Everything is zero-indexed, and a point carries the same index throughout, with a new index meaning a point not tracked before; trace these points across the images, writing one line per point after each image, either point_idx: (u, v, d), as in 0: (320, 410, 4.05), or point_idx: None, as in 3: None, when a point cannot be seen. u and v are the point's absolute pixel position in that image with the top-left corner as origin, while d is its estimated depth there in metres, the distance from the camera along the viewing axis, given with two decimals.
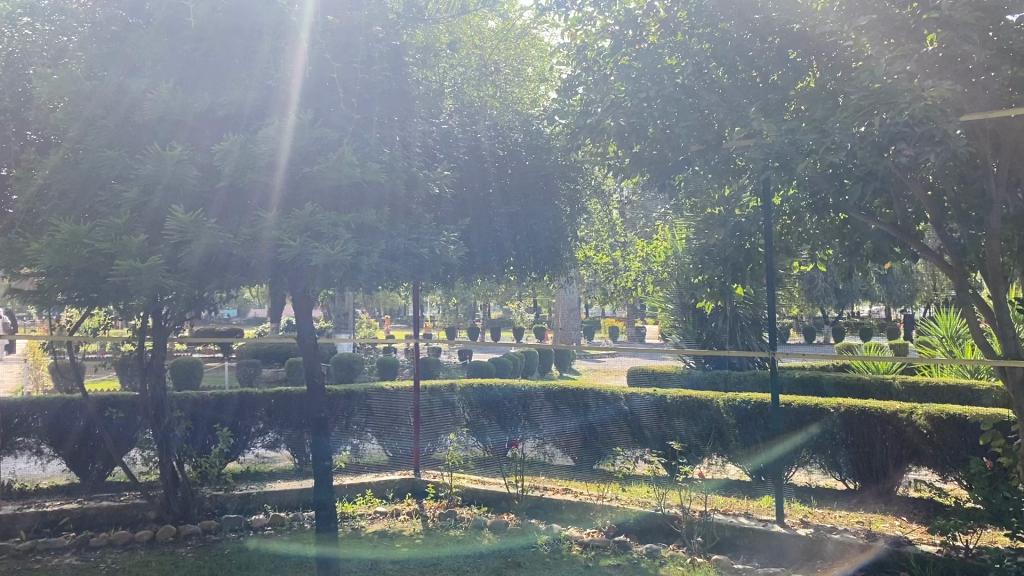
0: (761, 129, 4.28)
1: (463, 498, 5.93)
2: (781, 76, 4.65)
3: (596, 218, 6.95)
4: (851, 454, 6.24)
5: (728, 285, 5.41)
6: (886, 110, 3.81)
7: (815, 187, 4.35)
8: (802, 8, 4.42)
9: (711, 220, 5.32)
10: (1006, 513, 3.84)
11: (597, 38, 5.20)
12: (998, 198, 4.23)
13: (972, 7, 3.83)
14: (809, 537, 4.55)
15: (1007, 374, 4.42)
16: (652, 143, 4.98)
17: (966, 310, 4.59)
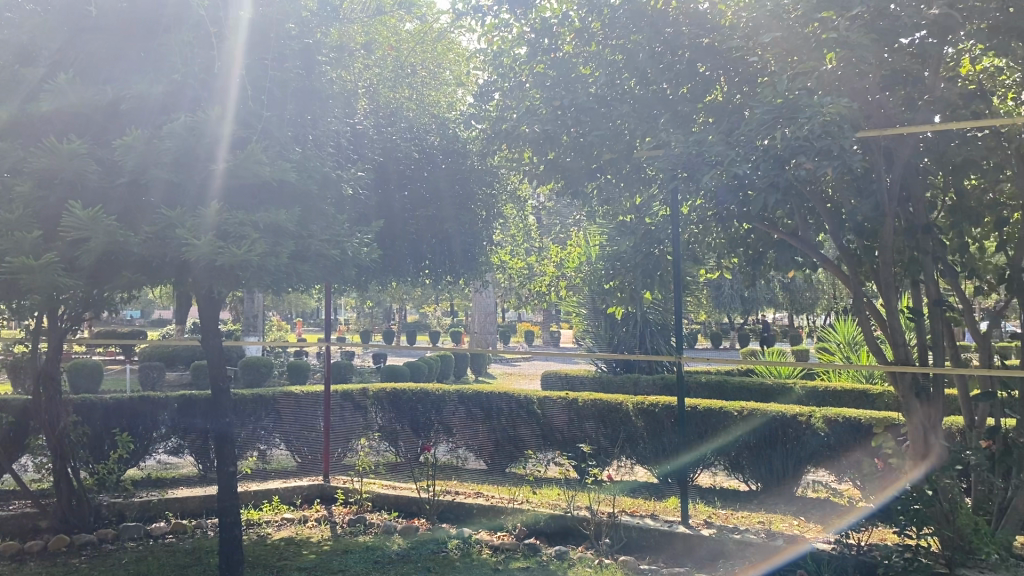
0: (670, 140, 4.39)
1: (373, 503, 5.87)
2: (690, 89, 4.70)
3: (512, 223, 6.92)
4: (753, 457, 6.45)
5: (637, 292, 5.52)
6: (787, 125, 3.96)
7: (722, 197, 4.49)
8: (712, 24, 4.62)
9: (623, 227, 5.43)
10: (895, 512, 3.99)
11: (512, 45, 5.29)
12: (891, 210, 4.45)
13: (868, 29, 3.98)
14: (713, 538, 4.66)
15: (897, 379, 4.63)
16: (567, 150, 5.06)
17: (861, 318, 4.81)
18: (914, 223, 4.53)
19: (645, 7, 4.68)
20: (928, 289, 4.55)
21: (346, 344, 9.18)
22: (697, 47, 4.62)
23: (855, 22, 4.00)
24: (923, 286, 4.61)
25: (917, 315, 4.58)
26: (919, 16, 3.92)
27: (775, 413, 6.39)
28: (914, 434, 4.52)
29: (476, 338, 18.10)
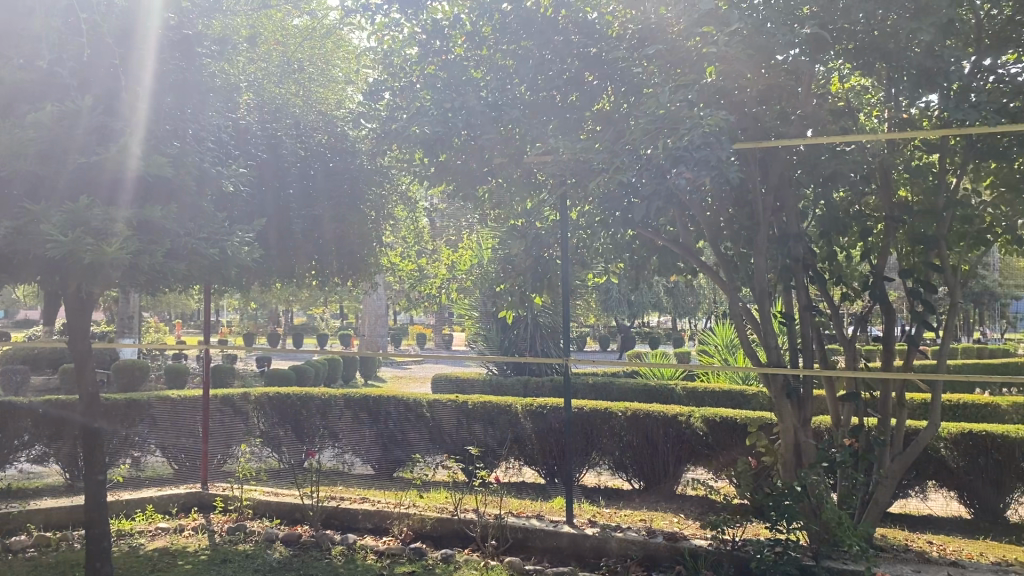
0: (559, 146, 4.45)
1: (255, 510, 5.70)
2: (579, 97, 4.78)
3: (403, 224, 6.78)
4: (637, 456, 6.62)
5: (527, 295, 5.58)
6: (669, 135, 4.08)
7: (608, 203, 4.59)
8: (599, 35, 4.69)
9: (513, 231, 5.48)
10: (767, 507, 4.16)
11: (404, 45, 5.20)
12: (765, 220, 4.65)
13: (745, 44, 4.14)
14: (595, 536, 4.75)
15: (771, 380, 4.85)
16: (458, 153, 5.07)
17: (738, 322, 5.01)
18: (786, 232, 4.75)
19: (536, 14, 4.75)
20: (799, 295, 4.78)
21: (229, 347, 8.90)
22: (585, 56, 4.68)
23: (734, 37, 4.15)
24: (795, 292, 4.85)
25: (789, 319, 4.82)
26: (792, 35, 4.10)
27: (658, 413, 6.60)
28: (786, 432, 4.74)
29: (367, 341, 17.85)
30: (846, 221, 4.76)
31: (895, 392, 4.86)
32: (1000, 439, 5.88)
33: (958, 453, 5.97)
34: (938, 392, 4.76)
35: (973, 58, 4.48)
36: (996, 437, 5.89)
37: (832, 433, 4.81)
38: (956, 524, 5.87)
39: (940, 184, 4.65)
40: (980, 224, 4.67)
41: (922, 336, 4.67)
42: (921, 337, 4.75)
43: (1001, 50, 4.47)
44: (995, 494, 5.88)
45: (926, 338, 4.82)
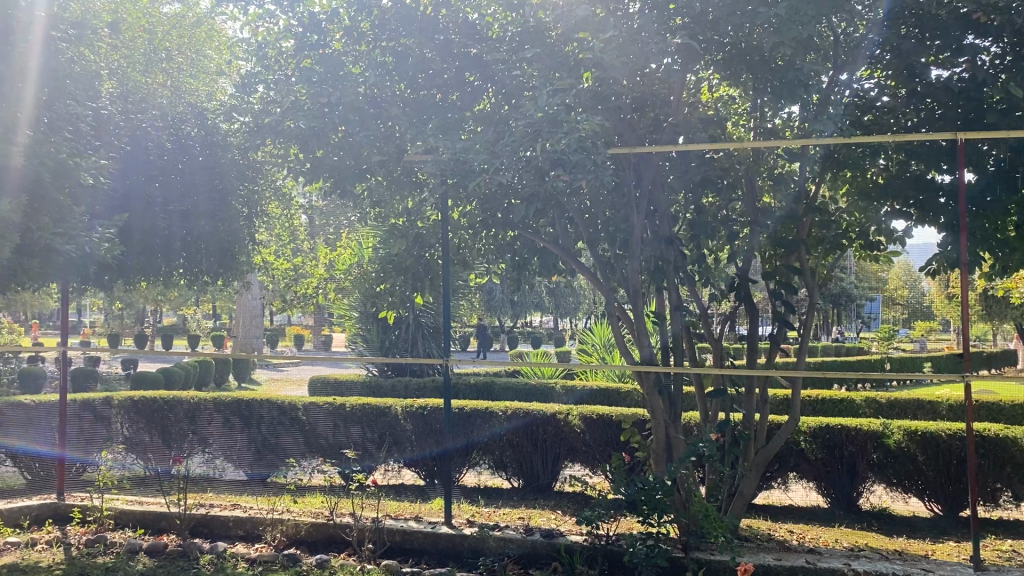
0: (438, 146, 4.42)
1: (117, 520, 5.39)
2: (459, 97, 4.82)
3: (275, 221, 6.57)
4: (516, 455, 6.69)
5: (407, 295, 5.56)
6: (547, 137, 4.13)
7: (488, 203, 4.61)
8: (480, 35, 4.71)
9: (393, 231, 5.43)
10: (639, 502, 4.25)
11: (279, 37, 4.99)
12: (638, 223, 4.79)
13: (620, 52, 4.26)
14: (473, 535, 4.76)
15: (644, 377, 4.98)
16: (337, 150, 4.95)
17: (613, 322, 5.13)
18: (659, 235, 4.90)
19: (415, 11, 4.70)
20: (671, 295, 4.96)
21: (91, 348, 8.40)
22: (465, 56, 4.71)
23: (610, 45, 4.26)
24: (667, 293, 5.02)
25: (662, 319, 4.98)
26: (664, 44, 4.27)
27: (536, 411, 6.70)
28: (657, 428, 4.90)
29: (241, 342, 17.26)
30: (715, 226, 4.97)
31: (758, 388, 5.09)
32: (853, 432, 6.26)
33: (817, 445, 6.32)
34: (797, 388, 5.02)
35: (831, 73, 4.78)
36: (850, 430, 6.27)
37: (699, 428, 5.01)
38: (814, 513, 6.22)
39: (801, 192, 4.89)
40: (836, 229, 4.94)
41: (783, 336, 4.91)
42: (782, 336, 5.01)
43: (856, 67, 4.75)
44: (849, 484, 6.27)
45: (787, 337, 5.08)
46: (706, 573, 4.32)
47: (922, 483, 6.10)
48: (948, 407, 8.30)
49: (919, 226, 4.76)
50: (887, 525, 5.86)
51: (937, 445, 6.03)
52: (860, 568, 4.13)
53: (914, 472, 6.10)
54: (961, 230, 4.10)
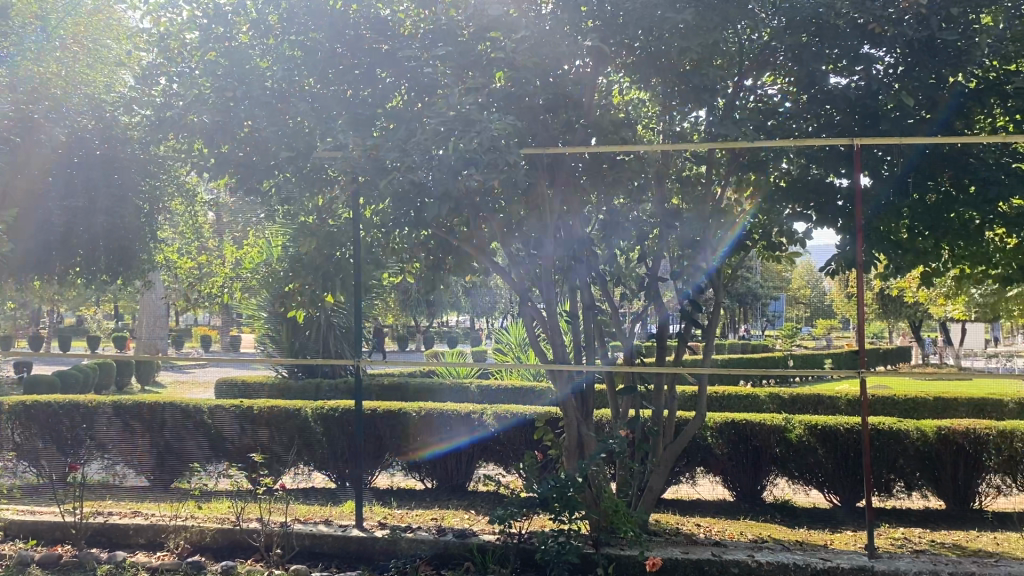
0: (348, 143, 4.36)
1: (7, 532, 5.13)
2: (371, 93, 4.70)
3: (180, 219, 6.28)
4: (430, 456, 6.68)
5: (317, 294, 5.48)
6: (460, 136, 4.13)
7: (401, 202, 4.57)
8: (392, 32, 4.66)
9: (303, 229, 5.33)
10: (552, 500, 4.27)
11: (182, 28, 4.80)
12: (551, 224, 4.85)
13: (531, 53, 4.31)
14: (385, 537, 4.71)
15: (557, 376, 5.02)
16: (243, 144, 4.83)
17: (526, 321, 5.16)
18: (571, 235, 4.95)
19: (324, 5, 4.61)
20: (583, 294, 5.01)
21: None
22: (374, 52, 4.64)
23: (521, 44, 4.31)
24: (579, 292, 5.07)
25: (574, 318, 5.03)
26: (576, 48, 4.48)
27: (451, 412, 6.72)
28: (570, 426, 4.97)
29: (146, 343, 16.71)
30: (625, 226, 5.05)
31: (667, 386, 5.20)
32: (758, 426, 6.47)
33: (723, 440, 6.49)
34: (703, 385, 5.16)
35: (736, 78, 4.95)
36: (754, 425, 6.48)
37: (611, 426, 5.09)
38: (720, 506, 6.39)
39: (708, 194, 5.03)
40: (741, 232, 5.13)
41: (691, 333, 5.11)
42: (690, 334, 5.13)
43: (760, 73, 4.98)
44: (754, 478, 6.47)
45: (695, 335, 5.20)
46: (616, 568, 4.37)
47: (822, 476, 6.34)
48: (847, 402, 8.66)
49: (818, 228, 4.95)
50: (788, 516, 6.06)
51: (835, 439, 6.30)
52: (763, 560, 4.26)
53: (815, 465, 6.35)
54: (856, 233, 4.28)
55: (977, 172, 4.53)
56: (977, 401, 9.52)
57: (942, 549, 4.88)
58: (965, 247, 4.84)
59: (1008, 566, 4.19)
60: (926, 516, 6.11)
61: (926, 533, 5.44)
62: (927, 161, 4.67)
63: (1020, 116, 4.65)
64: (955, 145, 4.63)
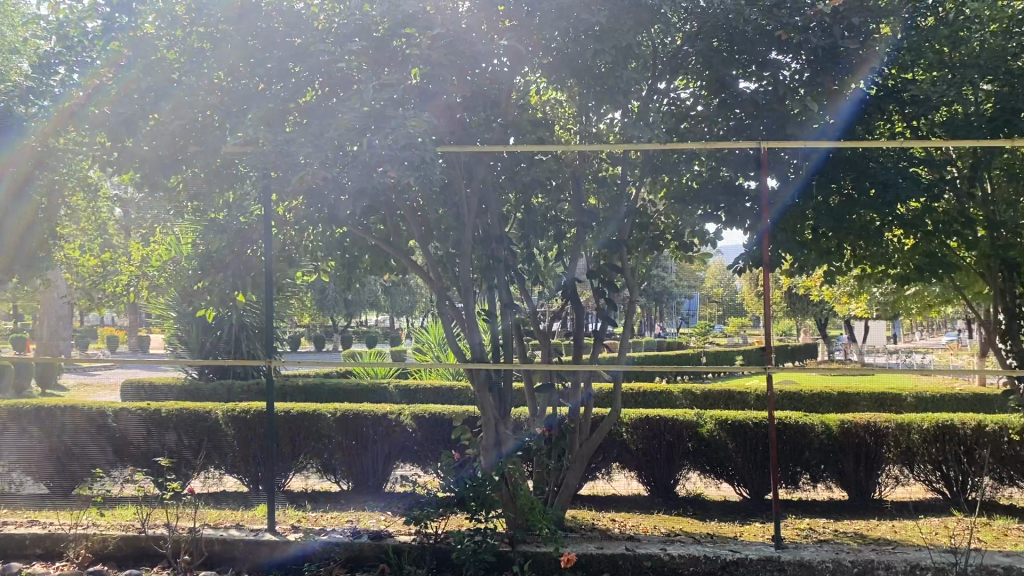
0: (259, 137, 4.26)
1: None
2: (283, 88, 4.52)
3: (81, 213, 5.81)
4: (345, 456, 6.61)
5: (227, 294, 5.35)
6: (374, 132, 4.08)
7: (315, 199, 4.48)
8: (307, 26, 4.49)
9: (213, 226, 5.19)
10: (468, 498, 4.26)
11: (81, 15, 4.65)
12: (469, 223, 4.83)
13: (447, 50, 4.30)
14: (298, 541, 4.61)
15: (473, 375, 4.99)
16: (148, 138, 4.64)
17: (444, 320, 5.13)
18: (489, 233, 4.95)
19: None
20: (501, 293, 5.02)
21: None
22: (287, 46, 4.48)
23: (436, 41, 4.28)
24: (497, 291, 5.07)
25: (492, 316, 5.03)
26: (491, 46, 4.46)
27: (367, 412, 6.66)
28: (487, 425, 4.95)
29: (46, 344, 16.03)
30: (543, 225, 5.09)
31: (583, 382, 5.26)
32: (671, 421, 6.58)
33: (637, 435, 6.59)
34: (619, 382, 5.22)
35: (651, 82, 5.04)
36: (667, 419, 6.59)
37: (528, 424, 5.12)
38: (635, 501, 6.50)
39: (623, 194, 5.11)
40: (654, 232, 5.25)
41: (606, 331, 5.14)
42: (606, 332, 5.20)
43: (674, 76, 5.07)
44: (667, 471, 6.58)
45: (610, 333, 5.27)
46: (532, 566, 4.38)
47: (732, 469, 6.52)
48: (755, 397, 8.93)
49: (727, 228, 5.08)
50: (700, 510, 6.20)
51: (745, 432, 6.48)
52: (675, 552, 4.34)
53: (725, 459, 6.53)
54: (764, 233, 4.41)
55: (877, 176, 4.68)
56: (877, 395, 9.96)
57: (844, 538, 5.07)
58: (866, 247, 5.05)
59: (904, 552, 4.38)
60: (830, 506, 6.35)
61: (830, 523, 5.64)
62: (831, 165, 4.83)
63: (916, 121, 4.88)
64: (858, 150, 4.81)
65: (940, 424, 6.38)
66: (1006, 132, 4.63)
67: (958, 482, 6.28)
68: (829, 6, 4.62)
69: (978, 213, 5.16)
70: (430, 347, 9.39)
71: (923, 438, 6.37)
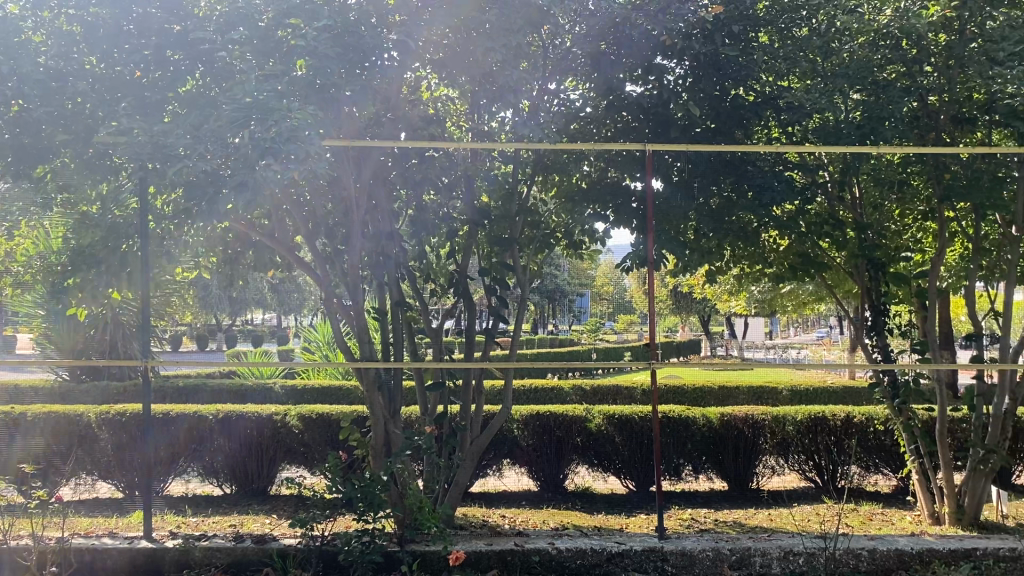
0: (133, 126, 4.08)
1: None
2: (160, 77, 4.36)
3: None
4: (227, 460, 6.41)
5: (100, 291, 5.11)
6: (257, 124, 3.96)
7: (195, 192, 4.31)
8: (185, 12, 4.35)
9: (84, 219, 4.96)
10: (356, 499, 4.19)
11: None
12: (358, 219, 4.73)
13: (333, 42, 4.18)
14: (177, 547, 4.43)
15: (361, 375, 4.89)
16: (9, 126, 4.37)
17: (331, 318, 5.03)
18: (379, 230, 4.85)
19: None
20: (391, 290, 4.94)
21: None
22: (166, 33, 4.31)
23: (322, 33, 4.15)
24: (388, 287, 5.02)
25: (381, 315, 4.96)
26: (379, 39, 4.33)
27: (251, 413, 6.47)
28: (376, 425, 4.88)
29: None
30: (435, 222, 4.92)
31: (474, 380, 5.26)
32: (560, 417, 6.68)
33: (528, 432, 6.65)
34: (510, 380, 5.26)
35: (541, 82, 5.05)
36: (556, 415, 6.68)
37: (418, 422, 5.08)
38: (524, 497, 6.57)
39: (514, 193, 5.15)
40: (545, 229, 5.34)
41: (498, 329, 5.17)
42: (497, 331, 5.23)
43: (564, 77, 5.11)
44: (556, 467, 6.68)
45: (502, 331, 5.28)
46: (421, 565, 4.35)
47: (619, 463, 6.67)
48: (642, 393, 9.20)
49: (615, 227, 5.13)
50: (588, 503, 6.32)
51: (631, 427, 6.64)
52: (562, 546, 4.40)
53: (613, 452, 6.67)
54: (648, 232, 4.54)
55: (754, 180, 4.88)
56: (756, 389, 10.41)
57: (723, 527, 5.27)
58: (745, 246, 5.31)
59: (779, 538, 4.58)
60: (711, 497, 6.58)
61: (711, 513, 5.83)
62: (711, 167, 4.99)
63: (790, 127, 5.13)
64: (737, 154, 5.01)
65: (812, 416, 6.70)
66: (872, 140, 4.78)
67: (828, 471, 6.64)
68: (710, 13, 4.77)
69: (847, 215, 5.43)
70: (318, 346, 9.18)
71: (797, 429, 6.66)
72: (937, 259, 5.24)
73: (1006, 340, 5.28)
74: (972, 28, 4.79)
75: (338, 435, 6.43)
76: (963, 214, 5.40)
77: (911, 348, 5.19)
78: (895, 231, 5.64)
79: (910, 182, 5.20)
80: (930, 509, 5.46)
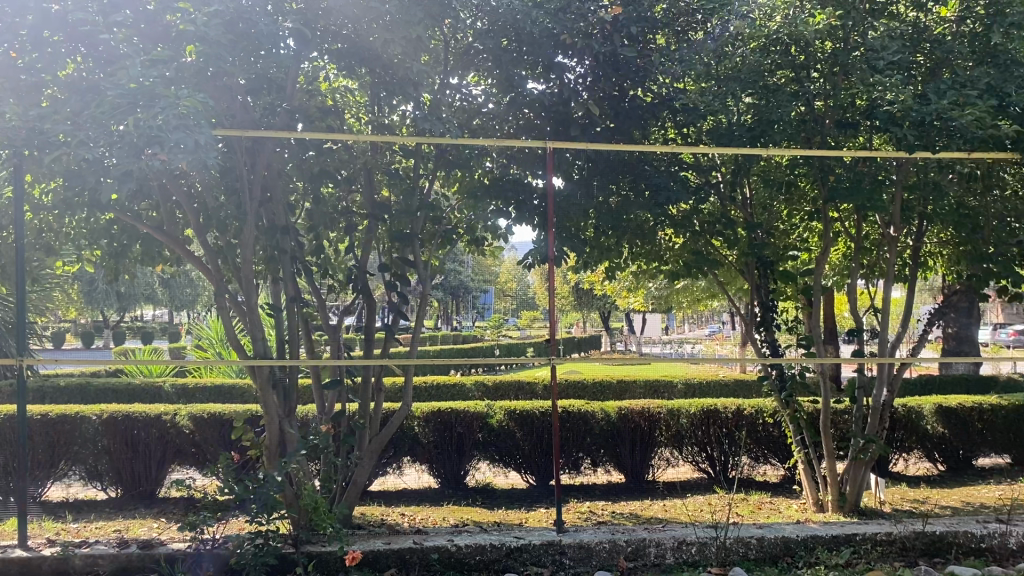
0: (6, 110, 3.84)
1: None
2: (36, 58, 4.07)
3: None
4: (112, 462, 6.13)
5: None
6: (142, 112, 3.75)
7: (75, 180, 4.09)
8: None
9: None
10: (249, 501, 4.07)
11: None
12: (252, 213, 4.57)
13: (226, 29, 4.00)
14: (54, 555, 4.21)
15: (254, 373, 4.73)
16: None
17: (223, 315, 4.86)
18: (274, 224, 4.69)
19: None
20: (287, 286, 4.77)
21: None
22: (42, 11, 3.98)
23: (213, 18, 3.95)
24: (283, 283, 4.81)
25: (276, 311, 4.80)
26: (274, 27, 4.15)
27: (139, 413, 6.22)
28: (271, 424, 4.74)
29: None
30: (333, 216, 4.96)
31: (374, 377, 5.21)
32: (461, 414, 6.67)
33: (429, 429, 6.62)
34: (410, 376, 5.21)
35: (443, 76, 5.07)
36: (457, 411, 6.67)
37: (315, 421, 4.97)
38: (423, 494, 6.54)
39: (415, 187, 5.08)
40: (446, 225, 5.28)
41: (397, 326, 5.04)
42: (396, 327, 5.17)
43: (465, 72, 5.13)
44: (457, 463, 6.67)
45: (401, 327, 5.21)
46: (317, 565, 4.26)
47: (519, 458, 6.71)
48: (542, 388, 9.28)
49: (517, 224, 5.08)
50: (487, 499, 6.33)
51: (531, 422, 6.69)
52: (462, 543, 4.38)
53: (513, 448, 6.70)
54: (551, 231, 4.52)
55: (651, 179, 5.01)
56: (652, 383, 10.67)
57: (620, 519, 5.37)
58: (642, 243, 5.44)
59: (673, 529, 4.69)
60: (609, 490, 6.70)
61: (609, 505, 5.93)
62: (610, 166, 5.10)
63: (687, 129, 5.28)
64: (635, 153, 5.11)
65: (705, 408, 6.91)
66: (762, 142, 4.97)
67: (720, 462, 6.88)
68: (610, 15, 4.87)
69: (738, 214, 5.59)
70: (212, 344, 8.89)
71: (690, 422, 6.86)
72: (822, 258, 5.46)
73: (883, 335, 5.57)
74: (856, 37, 4.98)
75: (231, 435, 6.25)
76: (846, 215, 5.65)
77: (798, 343, 5.41)
78: (784, 230, 5.86)
79: (799, 184, 5.40)
80: (814, 497, 5.72)
